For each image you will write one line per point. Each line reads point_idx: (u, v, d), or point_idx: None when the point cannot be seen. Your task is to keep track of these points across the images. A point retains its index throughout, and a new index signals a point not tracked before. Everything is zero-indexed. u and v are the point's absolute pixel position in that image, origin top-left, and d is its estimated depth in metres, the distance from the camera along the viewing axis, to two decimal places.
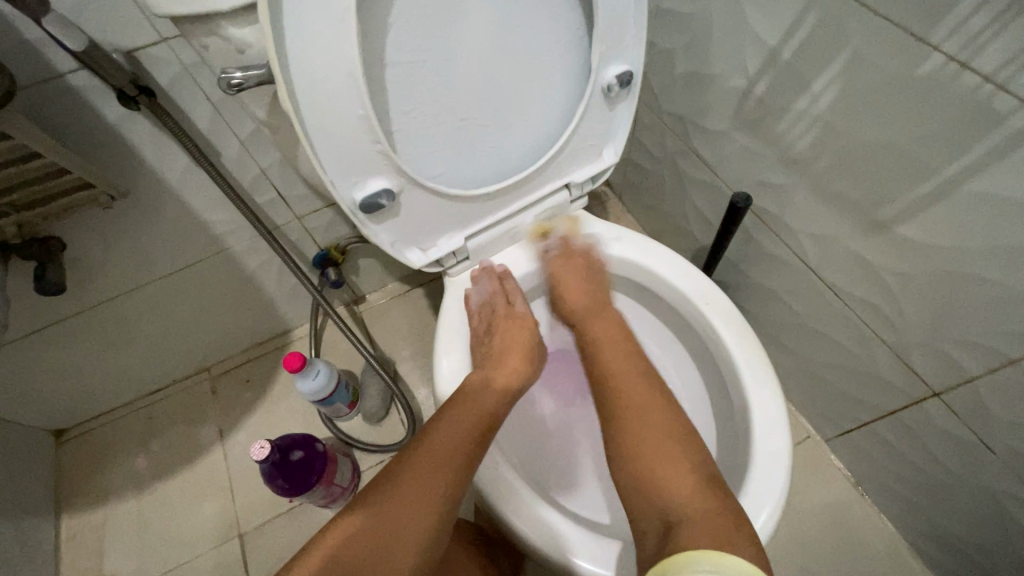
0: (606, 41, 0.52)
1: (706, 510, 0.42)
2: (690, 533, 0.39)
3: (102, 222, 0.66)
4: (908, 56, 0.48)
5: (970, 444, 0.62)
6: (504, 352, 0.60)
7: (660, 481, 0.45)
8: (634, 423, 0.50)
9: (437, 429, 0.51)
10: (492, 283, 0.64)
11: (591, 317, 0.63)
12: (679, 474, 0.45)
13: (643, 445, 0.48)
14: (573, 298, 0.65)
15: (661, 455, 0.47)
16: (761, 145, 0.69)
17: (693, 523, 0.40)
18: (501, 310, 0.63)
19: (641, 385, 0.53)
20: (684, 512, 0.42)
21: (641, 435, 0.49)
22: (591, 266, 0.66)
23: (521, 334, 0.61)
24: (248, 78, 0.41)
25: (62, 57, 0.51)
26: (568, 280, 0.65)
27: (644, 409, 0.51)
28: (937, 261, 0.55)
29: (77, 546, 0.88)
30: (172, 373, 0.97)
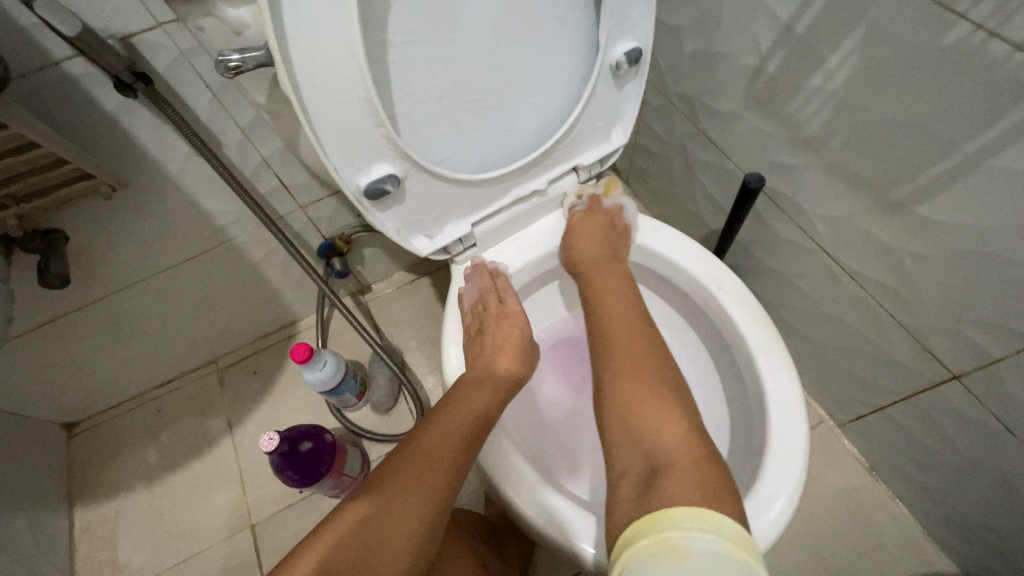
0: (614, 17, 0.50)
1: (694, 464, 0.39)
2: (673, 482, 0.37)
3: (104, 214, 0.66)
4: (931, 27, 0.46)
5: (990, 428, 0.61)
6: (494, 355, 0.58)
7: (647, 431, 0.43)
8: (628, 378, 0.48)
9: (433, 424, 0.50)
10: (483, 280, 0.63)
11: (596, 271, 0.60)
12: (670, 424, 0.43)
13: (636, 397, 0.46)
14: (583, 251, 0.62)
15: (650, 407, 0.45)
16: (773, 125, 0.67)
17: (675, 470, 0.38)
18: (492, 308, 0.61)
19: (638, 339, 0.52)
20: (667, 458, 0.40)
21: (632, 392, 0.47)
22: (613, 226, 0.64)
23: (509, 335, 0.59)
24: (246, 60, 0.40)
25: (56, 45, 0.49)
26: (587, 234, 0.63)
27: (639, 361, 0.49)
28: (957, 241, 0.54)
29: (91, 537, 0.89)
30: (179, 365, 0.97)
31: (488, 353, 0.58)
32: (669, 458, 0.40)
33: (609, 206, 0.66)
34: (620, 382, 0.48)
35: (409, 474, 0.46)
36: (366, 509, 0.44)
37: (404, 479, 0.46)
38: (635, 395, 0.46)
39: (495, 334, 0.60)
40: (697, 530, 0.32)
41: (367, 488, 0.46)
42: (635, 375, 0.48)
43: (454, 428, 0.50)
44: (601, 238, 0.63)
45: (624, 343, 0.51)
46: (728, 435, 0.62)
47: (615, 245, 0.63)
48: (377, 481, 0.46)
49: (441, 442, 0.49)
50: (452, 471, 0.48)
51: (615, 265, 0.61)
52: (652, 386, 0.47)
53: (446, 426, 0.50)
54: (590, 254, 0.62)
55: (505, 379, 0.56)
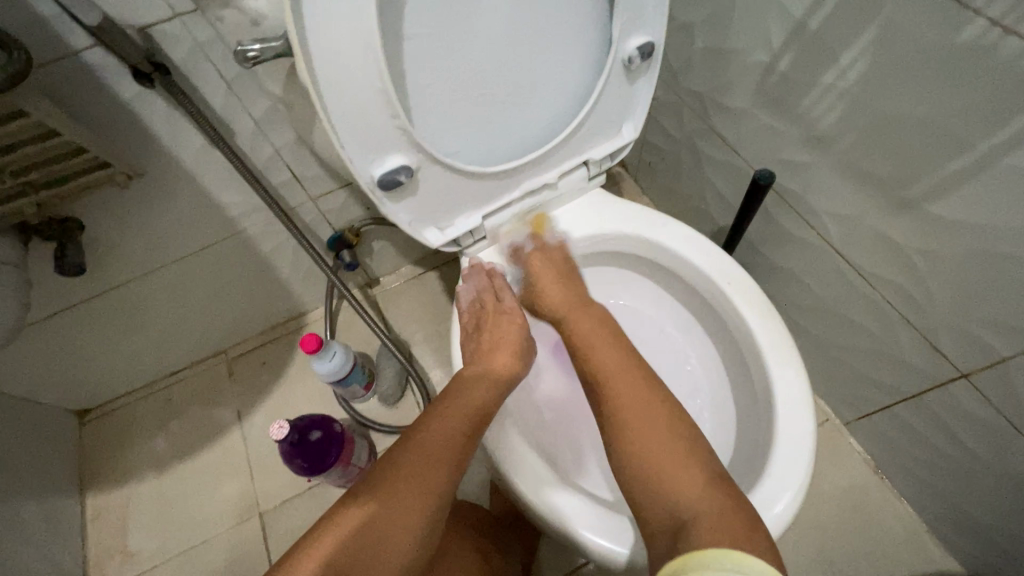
0: (628, 12, 0.50)
1: (722, 511, 0.40)
2: (705, 530, 0.38)
3: (119, 204, 0.66)
4: (947, 24, 0.46)
5: (997, 427, 0.61)
6: (492, 350, 0.59)
7: (664, 477, 0.44)
8: (637, 422, 0.48)
9: (429, 425, 0.50)
10: (481, 280, 0.64)
11: (576, 314, 0.60)
12: (689, 472, 0.44)
13: (649, 445, 0.46)
14: (556, 298, 0.63)
15: (664, 451, 0.46)
16: (784, 121, 0.67)
17: (708, 520, 0.39)
18: (489, 307, 0.63)
19: (637, 381, 0.51)
20: (693, 512, 0.41)
21: (643, 438, 0.47)
22: (566, 262, 0.65)
23: (506, 334, 0.61)
24: (265, 50, 0.40)
25: (76, 35, 0.50)
26: (546, 280, 0.64)
27: (642, 400, 0.50)
28: (968, 239, 0.54)
29: (102, 523, 0.90)
30: (189, 355, 0.98)
31: (486, 350, 0.59)
32: (695, 510, 0.41)
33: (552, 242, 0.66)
34: (627, 433, 0.48)
35: (406, 478, 0.46)
36: (366, 514, 0.44)
37: (404, 481, 0.46)
38: (647, 444, 0.46)
39: (491, 333, 0.61)
40: (731, 571, 0.33)
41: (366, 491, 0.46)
42: (643, 420, 0.48)
43: (451, 427, 0.50)
44: (563, 280, 0.64)
45: (626, 393, 0.50)
46: (735, 430, 0.63)
47: (576, 281, 0.65)
48: (374, 484, 0.46)
49: (438, 443, 0.49)
50: (450, 470, 0.48)
51: (588, 306, 0.61)
52: (666, 434, 0.47)
53: (443, 425, 0.50)
54: (561, 298, 0.62)
55: (501, 373, 0.57)
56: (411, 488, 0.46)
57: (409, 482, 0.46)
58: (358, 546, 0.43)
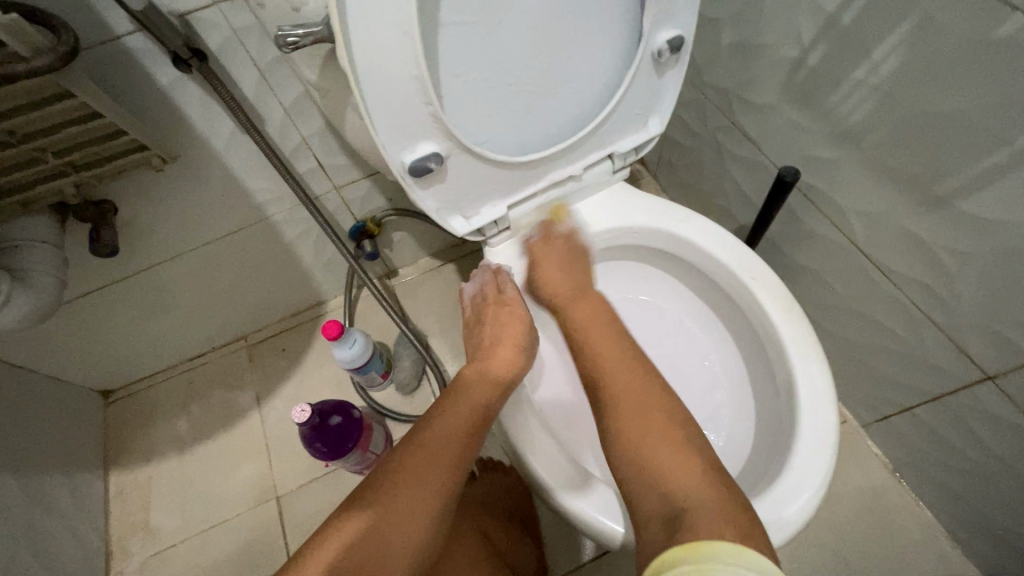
0: (659, 5, 0.51)
1: (717, 503, 0.40)
2: (697, 518, 0.38)
3: (152, 187, 0.68)
4: (984, 19, 0.45)
5: (1022, 430, 0.60)
6: (493, 345, 0.61)
7: (660, 471, 0.44)
8: (633, 418, 0.49)
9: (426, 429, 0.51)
10: (486, 276, 0.65)
11: (573, 301, 0.63)
12: (681, 463, 0.44)
13: (646, 438, 0.47)
14: (557, 284, 0.64)
15: (661, 446, 0.46)
16: (811, 118, 0.67)
17: (698, 509, 0.39)
18: (490, 300, 0.64)
19: (637, 377, 0.52)
20: (685, 498, 0.41)
21: (638, 429, 0.48)
22: (575, 251, 0.66)
23: (510, 325, 0.62)
24: (305, 36, 0.41)
25: (119, 20, 0.51)
26: (552, 266, 0.64)
27: (639, 400, 0.50)
28: (999, 238, 0.53)
29: (124, 500, 0.92)
30: (211, 339, 1.00)
31: (487, 344, 0.61)
32: (688, 498, 0.41)
33: (558, 232, 0.66)
34: (624, 425, 0.49)
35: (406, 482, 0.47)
36: (369, 519, 0.45)
37: (409, 483, 0.47)
38: (645, 436, 0.47)
39: (495, 325, 0.62)
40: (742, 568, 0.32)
41: (369, 496, 0.46)
42: (640, 416, 0.49)
43: (453, 428, 0.51)
44: (566, 269, 0.65)
45: (627, 388, 0.51)
46: (754, 426, 0.63)
47: (579, 266, 0.66)
48: (374, 489, 0.46)
49: (435, 446, 0.49)
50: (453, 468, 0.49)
51: (585, 294, 0.63)
52: (662, 427, 0.47)
53: (445, 425, 0.51)
54: (561, 287, 0.64)
55: (504, 368, 0.59)
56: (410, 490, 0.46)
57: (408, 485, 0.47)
58: (365, 552, 0.43)
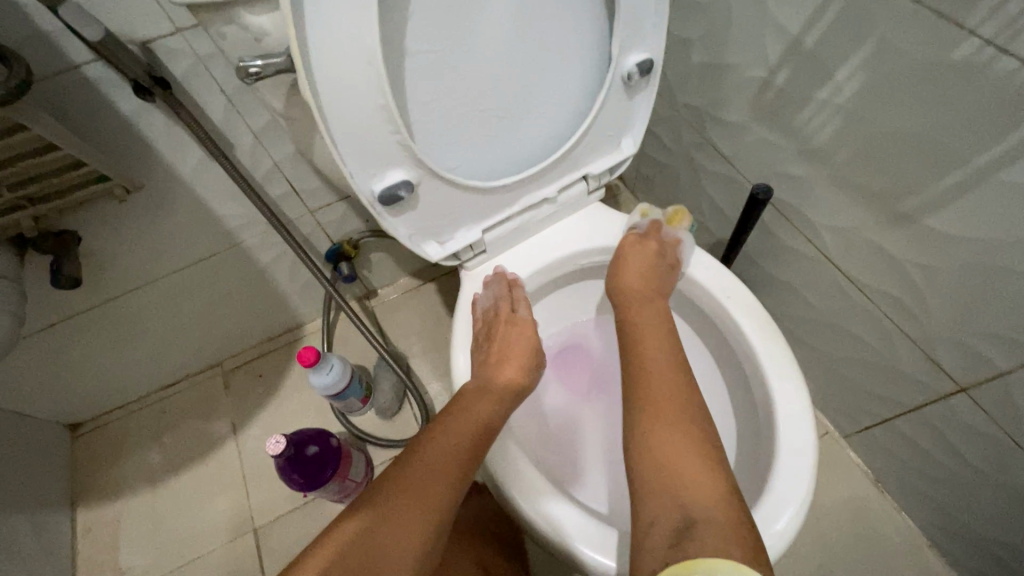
0: (627, 29, 0.51)
1: (727, 520, 0.39)
2: (709, 539, 0.37)
3: (116, 216, 0.66)
4: (940, 43, 0.46)
5: (996, 440, 0.61)
6: (499, 363, 0.58)
7: (686, 483, 0.42)
8: (663, 429, 0.46)
9: (435, 435, 0.49)
10: (500, 289, 0.63)
11: (634, 300, 0.59)
12: (705, 480, 0.42)
13: (672, 445, 0.45)
14: (630, 280, 0.61)
15: (688, 459, 0.43)
16: (781, 136, 0.68)
17: (715, 526, 0.38)
18: (502, 315, 0.61)
19: (670, 381, 0.50)
20: (708, 514, 0.39)
21: (671, 432, 0.46)
22: (670, 260, 0.63)
23: (518, 344, 0.59)
24: (267, 66, 0.40)
25: (77, 49, 0.50)
26: (635, 262, 0.62)
27: (675, 410, 0.47)
28: (965, 253, 0.54)
29: (92, 539, 0.89)
30: (185, 367, 0.97)
31: (493, 360, 0.58)
32: (709, 512, 0.39)
33: (670, 237, 0.65)
34: (657, 431, 0.46)
35: (411, 485, 0.45)
36: (369, 520, 0.43)
37: (410, 489, 0.45)
38: (671, 446, 0.44)
39: (503, 342, 0.60)
40: None
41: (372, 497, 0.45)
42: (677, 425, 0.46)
43: (455, 439, 0.49)
44: (651, 271, 0.62)
45: (662, 395, 0.48)
46: (735, 443, 0.62)
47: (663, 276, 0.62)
48: (378, 491, 0.45)
49: (440, 452, 0.48)
50: (457, 478, 0.47)
51: (657, 299, 0.60)
52: (689, 438, 0.45)
53: (445, 440, 0.49)
54: (634, 283, 0.61)
55: (511, 388, 0.56)
56: (414, 495, 0.45)
57: (413, 489, 0.45)
58: (362, 554, 0.41)
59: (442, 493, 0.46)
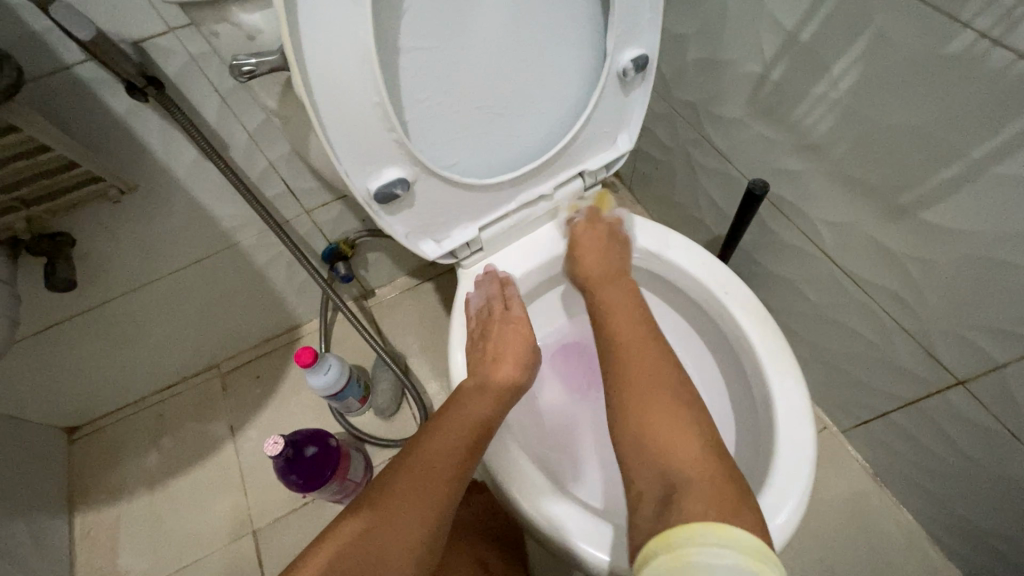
0: (622, 24, 0.51)
1: (712, 480, 0.39)
2: (690, 500, 0.37)
3: (111, 218, 0.66)
4: (935, 36, 0.46)
5: (994, 433, 0.61)
6: (495, 363, 0.57)
7: (668, 448, 0.42)
8: (643, 394, 0.47)
9: (432, 434, 0.49)
10: (492, 288, 0.63)
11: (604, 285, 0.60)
12: (685, 443, 0.42)
13: (648, 408, 0.45)
14: (589, 265, 0.63)
15: (669, 424, 0.44)
16: (777, 131, 0.68)
17: (697, 487, 0.38)
18: (497, 314, 0.60)
19: (648, 350, 0.51)
20: (685, 477, 0.39)
21: (642, 393, 0.47)
22: (615, 238, 0.65)
23: (513, 340, 0.58)
24: (261, 65, 0.40)
25: (68, 49, 0.50)
26: (589, 248, 0.64)
27: (649, 372, 0.49)
28: (962, 246, 0.54)
29: (91, 543, 0.88)
30: (182, 369, 0.97)
31: (490, 358, 0.58)
32: (687, 473, 0.40)
33: (608, 218, 0.66)
34: (630, 399, 0.47)
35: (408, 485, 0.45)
36: (369, 519, 0.43)
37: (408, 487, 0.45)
38: (651, 412, 0.45)
39: (498, 340, 0.59)
40: (716, 546, 0.32)
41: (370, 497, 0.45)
42: (652, 389, 0.47)
43: (452, 436, 0.49)
44: (606, 253, 0.63)
45: (641, 363, 0.50)
46: (734, 439, 0.62)
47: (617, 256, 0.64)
48: (377, 490, 0.45)
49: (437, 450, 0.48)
50: (454, 476, 0.47)
51: (619, 277, 0.61)
52: (669, 403, 0.46)
53: (440, 439, 0.49)
54: (594, 267, 0.62)
55: (509, 387, 0.55)
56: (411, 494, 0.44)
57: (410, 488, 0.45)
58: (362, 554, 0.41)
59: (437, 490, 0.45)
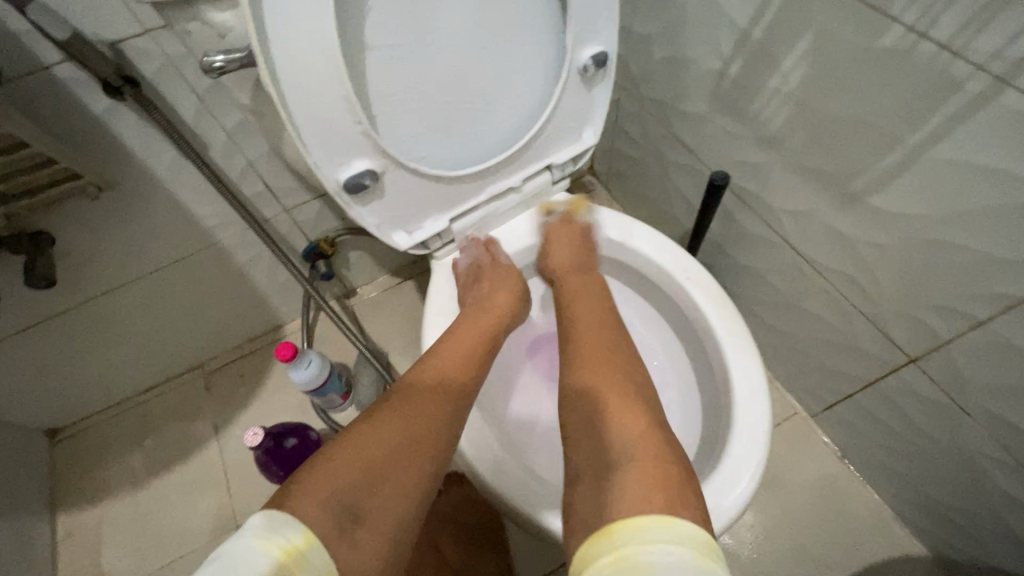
0: (581, 22, 0.54)
1: (652, 458, 0.41)
2: (625, 486, 0.38)
3: (91, 217, 0.67)
4: (871, 30, 0.50)
5: (946, 408, 0.64)
6: (492, 295, 0.62)
7: (612, 427, 0.44)
8: (597, 381, 0.49)
9: (419, 381, 0.49)
10: (478, 251, 0.66)
11: (574, 276, 0.64)
12: (633, 421, 0.44)
13: (598, 396, 0.48)
14: (559, 258, 0.66)
15: (616, 404, 0.46)
16: (737, 125, 0.71)
17: (635, 468, 0.40)
18: (489, 265, 0.64)
19: (610, 340, 0.54)
20: (625, 454, 0.42)
21: (595, 380, 0.49)
22: (584, 238, 0.67)
23: (507, 281, 0.63)
24: (230, 61, 0.42)
25: (47, 50, 0.52)
26: (559, 245, 0.67)
27: (610, 360, 0.51)
28: (906, 229, 0.57)
29: (74, 543, 0.89)
30: (165, 370, 0.98)
31: (483, 297, 0.61)
32: (628, 452, 0.42)
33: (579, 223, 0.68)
34: (582, 386, 0.49)
35: (398, 422, 0.44)
36: (363, 452, 0.41)
37: (399, 423, 0.44)
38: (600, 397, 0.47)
39: (491, 283, 0.63)
40: (661, 543, 0.33)
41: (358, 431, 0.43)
42: (601, 376, 0.50)
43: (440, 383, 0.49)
44: (575, 246, 0.67)
45: (595, 351, 0.53)
46: (699, 418, 0.65)
47: (587, 250, 0.67)
48: (365, 425, 0.44)
49: (427, 394, 0.48)
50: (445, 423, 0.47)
51: (583, 272, 0.64)
52: (621, 388, 0.48)
53: (428, 386, 0.49)
54: (563, 259, 0.66)
55: (505, 314, 0.61)
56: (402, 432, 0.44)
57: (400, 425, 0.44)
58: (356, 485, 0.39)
59: (445, 415, 0.47)
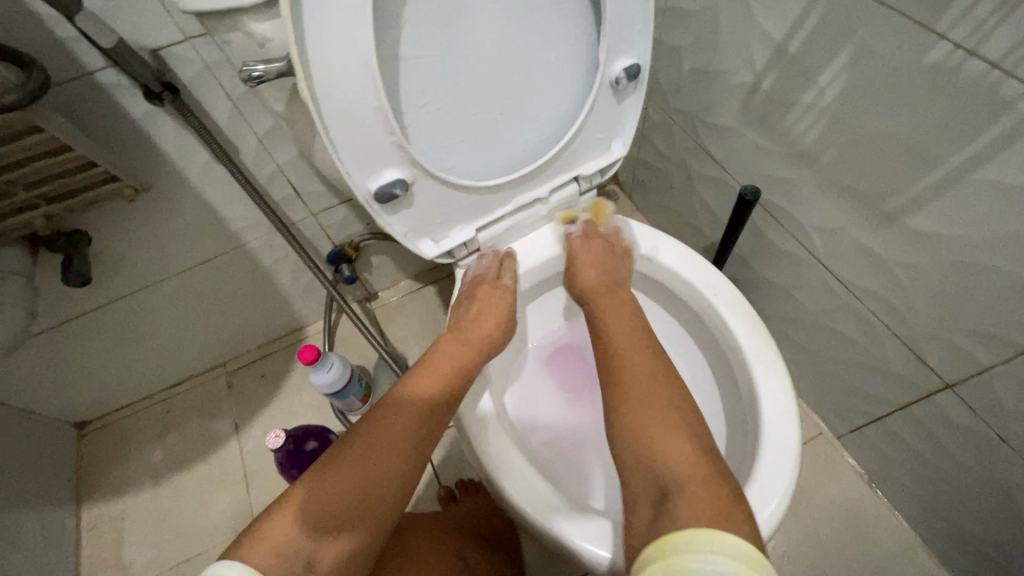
0: (615, 35, 0.53)
1: (704, 484, 0.39)
2: (683, 508, 0.37)
3: (125, 217, 0.69)
4: (914, 46, 0.48)
5: (981, 436, 0.62)
6: (478, 319, 0.61)
7: (660, 452, 0.43)
8: (638, 402, 0.47)
9: (387, 414, 0.49)
10: (492, 262, 0.65)
11: (603, 296, 0.62)
12: (678, 451, 0.43)
13: (646, 418, 0.46)
14: (589, 278, 0.64)
15: (663, 430, 0.44)
16: (769, 139, 0.70)
17: (688, 494, 0.38)
18: (484, 283, 0.64)
19: (644, 357, 0.52)
20: (678, 479, 0.40)
21: (637, 402, 0.47)
22: (608, 249, 0.66)
23: (495, 306, 0.62)
24: (268, 71, 0.42)
25: (90, 56, 0.53)
26: (587, 260, 0.65)
27: (650, 384, 0.49)
28: (947, 251, 0.55)
29: (97, 535, 0.90)
30: (190, 367, 1.00)
31: (471, 319, 0.61)
32: (680, 478, 0.40)
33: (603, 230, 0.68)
34: (626, 409, 0.47)
35: (359, 465, 0.45)
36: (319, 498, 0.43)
37: (362, 466, 0.45)
38: (649, 424, 0.45)
39: (482, 304, 0.62)
40: (706, 553, 0.33)
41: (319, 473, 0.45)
42: (643, 398, 0.47)
43: (409, 416, 0.49)
44: (602, 262, 0.65)
45: (639, 369, 0.50)
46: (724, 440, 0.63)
47: (614, 265, 0.65)
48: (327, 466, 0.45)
49: (393, 430, 0.47)
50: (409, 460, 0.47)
51: (617, 291, 0.62)
52: (661, 410, 0.46)
53: (394, 419, 0.48)
54: (594, 278, 0.64)
55: (483, 343, 0.60)
56: (363, 474, 0.45)
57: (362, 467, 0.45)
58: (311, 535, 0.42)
59: (420, 443, 0.48)
